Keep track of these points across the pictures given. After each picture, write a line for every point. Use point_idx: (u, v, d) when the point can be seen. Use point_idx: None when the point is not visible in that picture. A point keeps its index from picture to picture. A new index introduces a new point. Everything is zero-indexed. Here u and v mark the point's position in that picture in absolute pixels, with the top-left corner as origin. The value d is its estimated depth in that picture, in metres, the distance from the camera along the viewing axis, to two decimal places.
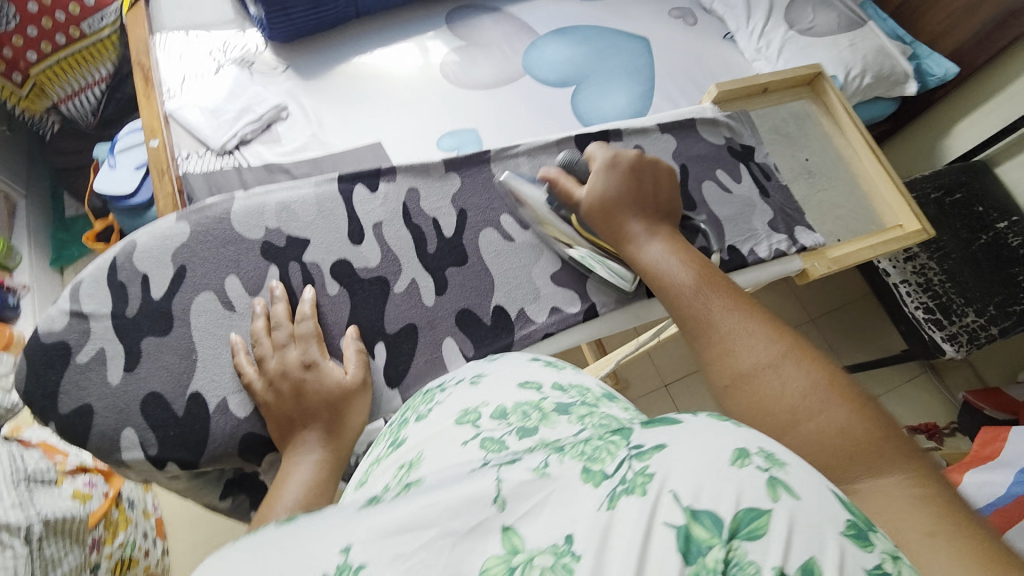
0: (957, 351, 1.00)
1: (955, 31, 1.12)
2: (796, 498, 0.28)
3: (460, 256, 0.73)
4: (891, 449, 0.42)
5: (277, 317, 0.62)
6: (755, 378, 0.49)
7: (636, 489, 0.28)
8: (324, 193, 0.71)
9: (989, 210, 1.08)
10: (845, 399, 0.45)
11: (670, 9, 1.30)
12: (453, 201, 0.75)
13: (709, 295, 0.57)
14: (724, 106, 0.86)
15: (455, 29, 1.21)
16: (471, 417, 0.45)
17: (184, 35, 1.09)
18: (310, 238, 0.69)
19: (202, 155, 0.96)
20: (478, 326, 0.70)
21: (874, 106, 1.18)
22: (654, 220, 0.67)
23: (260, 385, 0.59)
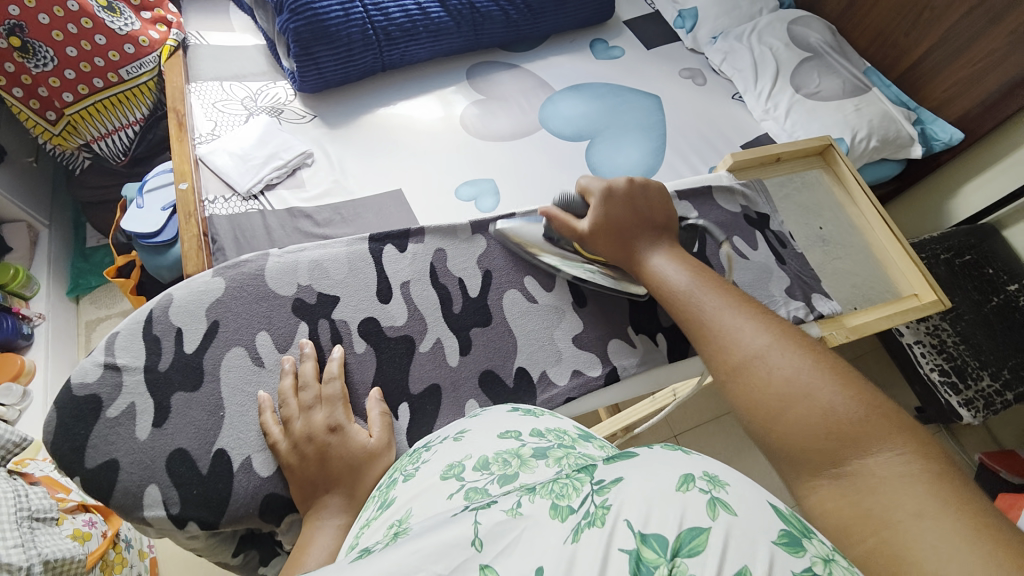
0: (975, 416, 0.98)
1: (959, 99, 1.14)
2: (733, 514, 0.34)
3: (485, 316, 0.74)
4: (878, 421, 0.47)
5: (305, 376, 0.63)
6: (748, 368, 0.55)
7: (597, 521, 0.34)
8: (356, 252, 0.73)
9: (999, 273, 1.10)
10: (832, 380, 0.51)
11: (681, 70, 1.37)
12: (479, 261, 0.77)
13: (704, 296, 0.63)
14: (739, 174, 0.90)
15: (476, 84, 1.27)
16: (455, 471, 0.48)
17: (219, 84, 1.15)
18: (341, 295, 0.70)
19: (229, 199, 0.99)
20: (501, 387, 0.71)
21: (881, 167, 1.21)
22: (650, 233, 0.70)
23: (285, 446, 0.59)
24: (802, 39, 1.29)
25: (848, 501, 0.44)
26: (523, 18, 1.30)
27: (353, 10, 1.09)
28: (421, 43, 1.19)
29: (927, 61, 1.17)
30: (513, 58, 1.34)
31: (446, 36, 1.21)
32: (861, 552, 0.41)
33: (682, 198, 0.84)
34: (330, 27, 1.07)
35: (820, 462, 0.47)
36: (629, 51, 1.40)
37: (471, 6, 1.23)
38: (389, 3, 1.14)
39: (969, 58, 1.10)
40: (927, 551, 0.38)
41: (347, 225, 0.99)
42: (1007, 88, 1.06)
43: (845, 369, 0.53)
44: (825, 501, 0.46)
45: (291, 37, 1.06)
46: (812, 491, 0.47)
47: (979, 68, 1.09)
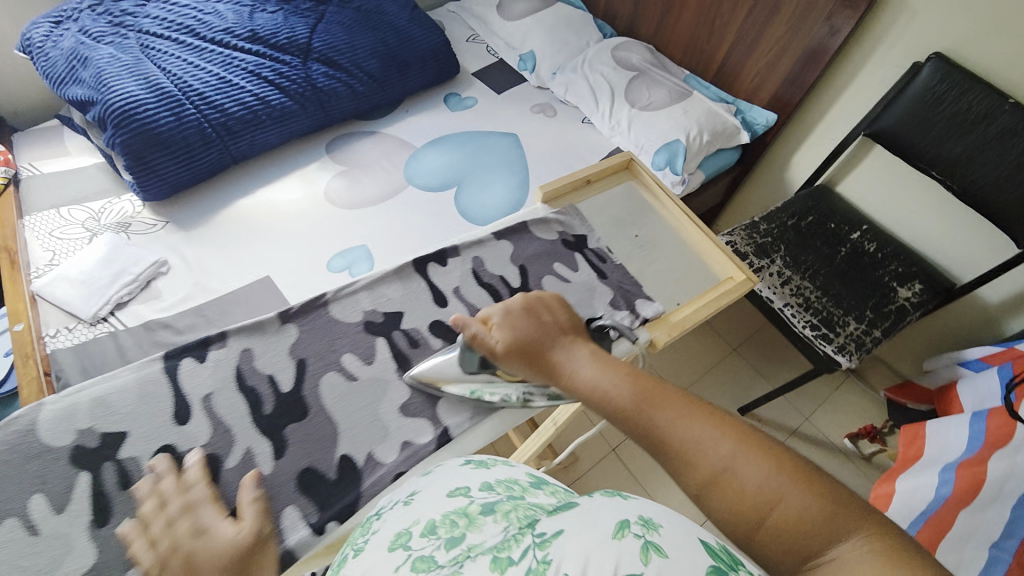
0: (851, 359, 1.04)
1: (765, 85, 1.29)
2: (663, 556, 0.39)
3: (300, 410, 0.71)
4: (844, 503, 0.42)
5: (164, 492, 0.60)
6: (719, 476, 0.46)
7: (539, 575, 0.39)
8: (146, 375, 0.70)
9: (840, 225, 1.22)
10: (789, 479, 0.44)
11: (531, 106, 1.47)
12: (291, 351, 0.76)
13: (647, 404, 0.53)
14: (553, 204, 0.98)
15: (336, 156, 1.29)
16: (403, 539, 0.49)
17: (57, 211, 1.08)
18: (130, 429, 0.66)
19: (72, 329, 0.92)
20: (322, 484, 0.66)
21: (720, 157, 1.34)
22: (574, 342, 0.65)
23: (156, 570, 0.54)
24: (626, 61, 1.42)
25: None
26: (370, 89, 1.33)
27: (185, 114, 1.07)
28: (268, 130, 1.18)
29: (732, 58, 1.33)
30: (371, 126, 1.37)
31: (293, 119, 1.22)
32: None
33: (499, 238, 0.93)
34: (162, 134, 1.04)
35: (807, 559, 0.41)
36: (481, 99, 1.48)
37: (313, 86, 1.24)
38: (222, 98, 1.12)
39: (763, 49, 1.25)
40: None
41: (213, 326, 0.95)
42: (804, 61, 1.19)
43: (799, 461, 0.46)
44: None
45: (121, 151, 1.02)
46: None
47: (772, 56, 1.24)
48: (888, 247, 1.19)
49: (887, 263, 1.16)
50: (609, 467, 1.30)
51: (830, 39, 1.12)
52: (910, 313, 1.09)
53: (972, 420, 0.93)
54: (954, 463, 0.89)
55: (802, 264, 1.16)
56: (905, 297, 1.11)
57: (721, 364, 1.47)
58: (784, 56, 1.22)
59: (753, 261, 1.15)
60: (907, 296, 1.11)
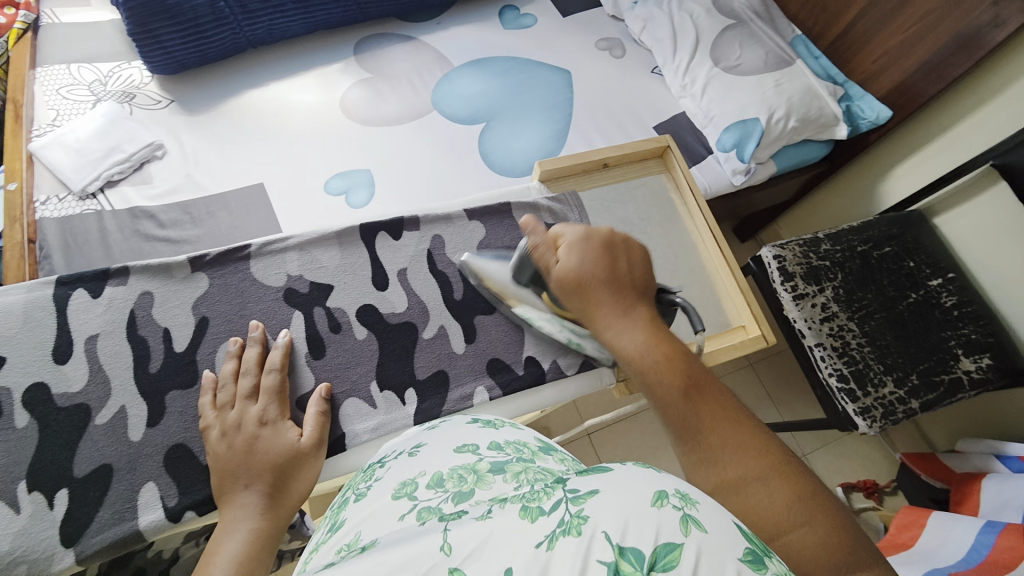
0: (871, 425, 0.92)
1: (890, 70, 1.02)
2: (703, 531, 0.35)
3: (188, 378, 0.66)
4: (859, 553, 0.40)
5: (246, 362, 0.65)
6: (738, 485, 0.43)
7: (572, 529, 0.34)
8: (34, 301, 0.66)
9: (920, 267, 1.01)
10: (812, 515, 0.41)
11: (597, 39, 1.24)
12: (194, 307, 0.70)
13: (690, 391, 0.49)
14: (552, 185, 0.85)
15: (363, 60, 1.14)
16: (409, 489, 0.45)
17: (68, 67, 1.03)
18: (8, 355, 0.63)
19: (63, 199, 0.90)
20: (192, 465, 0.62)
21: (805, 149, 1.11)
22: (635, 302, 0.57)
23: (215, 434, 0.60)
24: (726, 5, 1.15)
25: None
26: None
27: None
28: (290, 16, 1.06)
29: (858, 25, 1.04)
30: (409, 29, 1.20)
31: (319, 7, 1.08)
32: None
33: (472, 217, 0.82)
34: (168, 0, 0.94)
35: None
36: (541, 19, 1.26)
37: None
38: None
39: (902, 23, 0.98)
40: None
41: (196, 227, 0.91)
42: (952, 48, 0.91)
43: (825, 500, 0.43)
44: None
45: (124, 13, 0.93)
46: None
47: (912, 33, 0.96)
48: (968, 307, 0.98)
49: (960, 325, 0.97)
50: (579, 450, 1.24)
51: (992, 32, 0.86)
52: (961, 391, 0.94)
53: (979, 530, 0.86)
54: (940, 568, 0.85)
55: (856, 301, 0.98)
56: (965, 370, 0.94)
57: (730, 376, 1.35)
58: (927, 36, 0.95)
59: (798, 285, 0.98)
60: (969, 369, 0.94)
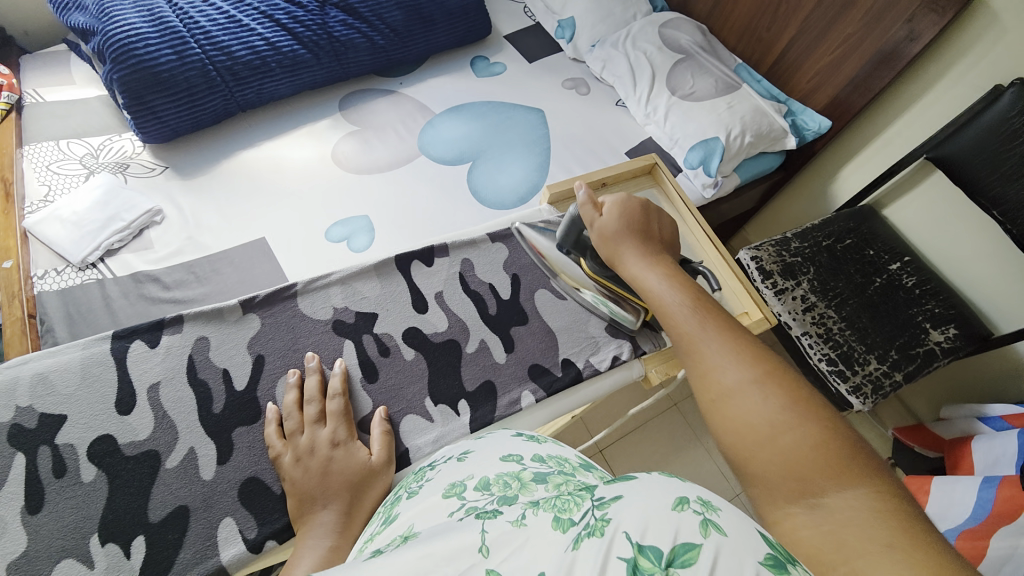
0: (865, 401, 0.99)
1: (823, 87, 1.16)
2: (724, 535, 0.35)
3: (253, 413, 0.67)
4: (853, 461, 0.43)
5: (309, 391, 0.67)
6: (736, 396, 0.50)
7: (596, 531, 0.35)
8: (92, 356, 0.67)
9: (880, 253, 1.12)
10: (812, 423, 0.45)
11: (563, 80, 1.36)
12: (250, 346, 0.71)
13: (696, 317, 0.57)
14: (559, 206, 0.92)
15: (349, 114, 1.21)
16: (457, 490, 0.48)
17: (56, 143, 1.04)
18: (69, 412, 0.63)
19: (61, 271, 0.89)
20: (267, 496, 0.63)
21: (761, 161, 1.23)
22: (659, 252, 0.67)
23: (288, 459, 0.62)
24: (674, 41, 1.28)
25: (820, 531, 0.39)
26: (391, 43, 1.24)
27: (188, 53, 1.01)
28: (278, 79, 1.13)
29: (791, 51, 1.19)
30: (389, 83, 1.29)
31: (306, 69, 1.15)
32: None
33: (494, 239, 0.87)
34: (162, 73, 0.99)
35: (794, 489, 0.43)
36: (510, 65, 1.37)
37: (329, 34, 1.16)
38: (229, 40, 1.06)
39: (829, 45, 1.12)
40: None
41: (203, 285, 0.92)
42: (875, 63, 1.05)
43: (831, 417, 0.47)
44: (794, 526, 0.41)
45: (118, 88, 0.97)
46: (779, 518, 0.42)
47: (838, 54, 1.11)
48: (928, 284, 1.09)
49: (924, 301, 1.07)
50: None
51: (908, 45, 0.99)
52: (938, 359, 1.02)
53: (980, 486, 0.93)
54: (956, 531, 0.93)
55: (830, 290, 1.07)
56: (936, 341, 1.03)
57: None
58: (851, 56, 1.09)
59: (777, 281, 1.07)
60: (939, 340, 1.04)
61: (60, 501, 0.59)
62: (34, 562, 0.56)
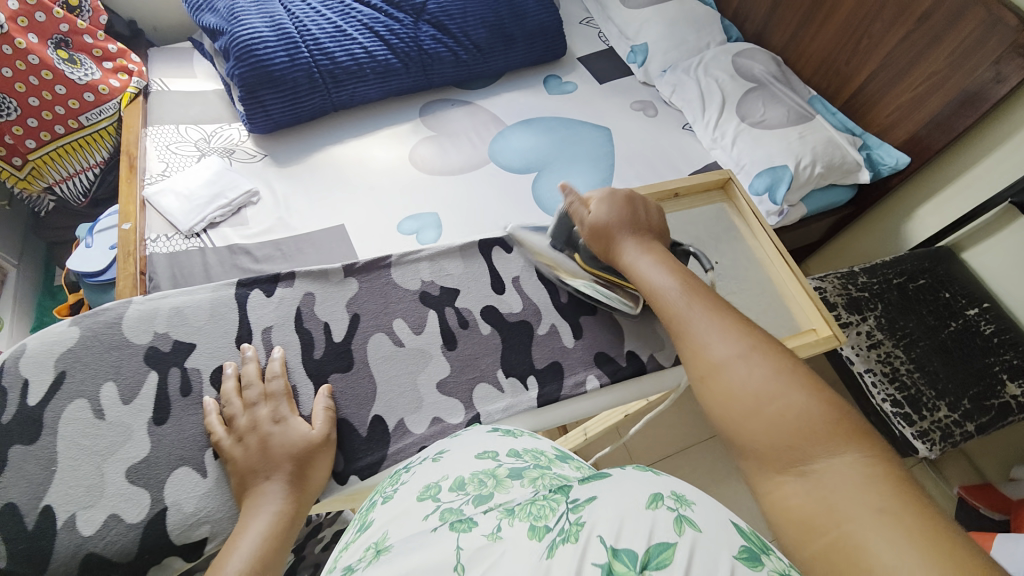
0: (931, 448, 0.94)
1: (902, 124, 1.14)
2: (697, 531, 0.36)
3: (346, 362, 0.73)
4: (839, 424, 0.47)
5: (247, 376, 0.67)
6: (724, 369, 0.54)
7: (571, 537, 0.35)
8: (220, 298, 0.75)
9: (956, 297, 1.06)
10: (796, 390, 0.50)
11: (631, 102, 1.40)
12: (348, 305, 0.78)
13: (683, 299, 0.62)
14: None
15: (427, 121, 1.30)
16: (431, 491, 0.45)
17: (176, 127, 1.19)
18: (197, 342, 0.71)
19: (171, 238, 1.01)
20: (353, 438, 0.69)
21: (832, 193, 1.21)
22: (645, 239, 0.71)
23: (229, 442, 0.62)
24: (747, 71, 1.30)
25: (813, 497, 0.44)
26: (473, 58, 1.33)
27: (299, 56, 1.14)
28: (369, 84, 1.23)
29: (870, 86, 1.18)
30: (467, 95, 1.37)
31: (396, 77, 1.26)
32: (820, 549, 0.41)
33: None
34: (275, 73, 1.12)
35: (785, 460, 0.47)
36: (582, 85, 1.43)
37: (419, 48, 1.27)
38: (334, 47, 1.18)
39: (910, 83, 1.10)
40: (883, 549, 0.38)
41: (286, 261, 1.01)
42: (958, 104, 1.03)
43: (816, 380, 0.51)
44: (788, 498, 0.45)
45: (237, 83, 1.11)
46: (777, 488, 0.47)
47: (920, 92, 1.09)
48: (1007, 335, 1.02)
49: (1001, 351, 1.01)
50: None
51: (993, 88, 0.97)
52: (1013, 415, 0.96)
53: None
54: None
55: (899, 330, 1.03)
56: (1013, 395, 0.97)
57: None
58: (935, 93, 1.07)
59: (841, 314, 1.04)
60: (1017, 394, 0.97)
61: (184, 416, 0.66)
62: (153, 467, 0.63)
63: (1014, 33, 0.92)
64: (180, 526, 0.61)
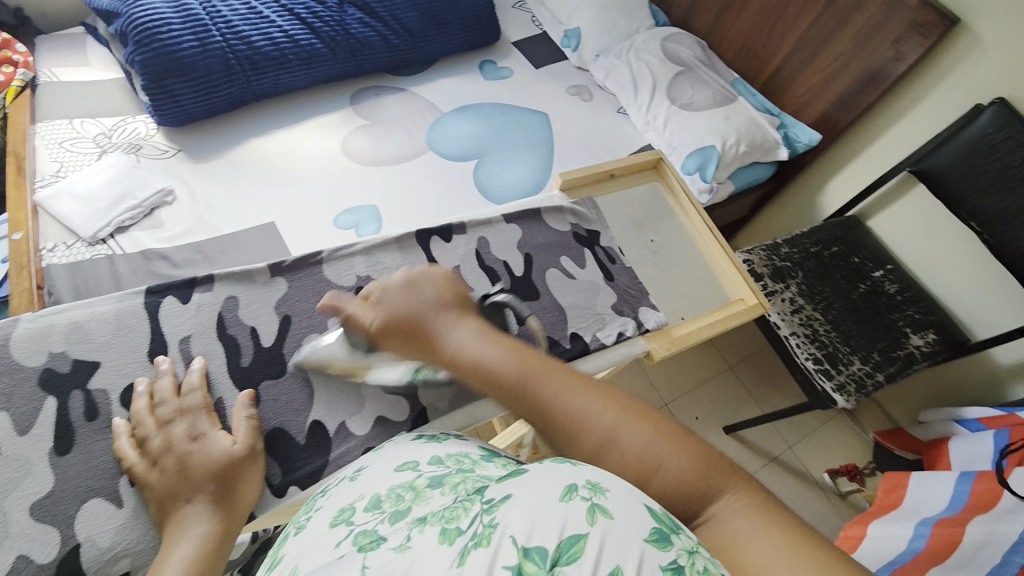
0: (848, 399, 1.03)
1: (815, 103, 1.22)
2: (610, 517, 0.34)
3: (278, 368, 0.69)
4: (714, 467, 0.44)
5: (161, 393, 0.62)
6: (604, 448, 0.45)
7: (483, 541, 0.33)
8: (125, 309, 0.68)
9: (864, 261, 1.18)
10: (672, 447, 0.45)
11: (568, 86, 1.41)
12: (277, 307, 0.73)
13: (536, 370, 0.50)
14: (571, 193, 0.96)
15: (359, 109, 1.24)
16: (346, 515, 0.42)
17: (70, 122, 1.06)
18: (101, 360, 0.64)
19: (71, 246, 0.90)
20: (290, 446, 0.65)
21: (753, 171, 1.28)
22: (452, 317, 0.56)
23: (142, 467, 0.57)
24: (675, 54, 1.35)
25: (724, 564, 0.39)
26: (404, 43, 1.28)
27: (210, 40, 1.04)
28: (293, 71, 1.16)
29: (787, 67, 1.25)
30: (399, 82, 1.32)
31: (322, 63, 1.19)
32: None
33: (509, 221, 0.90)
34: (184, 58, 1.02)
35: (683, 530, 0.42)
36: (517, 70, 1.42)
37: (347, 31, 1.20)
38: (250, 30, 1.09)
39: (821, 64, 1.18)
40: None
41: (209, 265, 0.93)
42: (863, 82, 1.12)
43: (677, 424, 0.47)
44: None
45: (139, 71, 1.00)
46: None
47: (830, 72, 1.17)
48: (908, 292, 1.15)
49: (904, 307, 1.13)
50: None
51: (894, 66, 1.06)
52: (917, 362, 1.07)
53: (956, 480, 0.98)
54: (930, 518, 0.98)
55: (817, 294, 1.12)
56: (916, 345, 1.08)
57: (717, 378, 1.44)
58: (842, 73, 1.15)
59: (767, 283, 1.12)
60: (918, 344, 1.09)
61: (92, 443, 0.60)
62: (59, 502, 0.57)
63: (914, 13, 1.00)
64: (97, 562, 0.55)
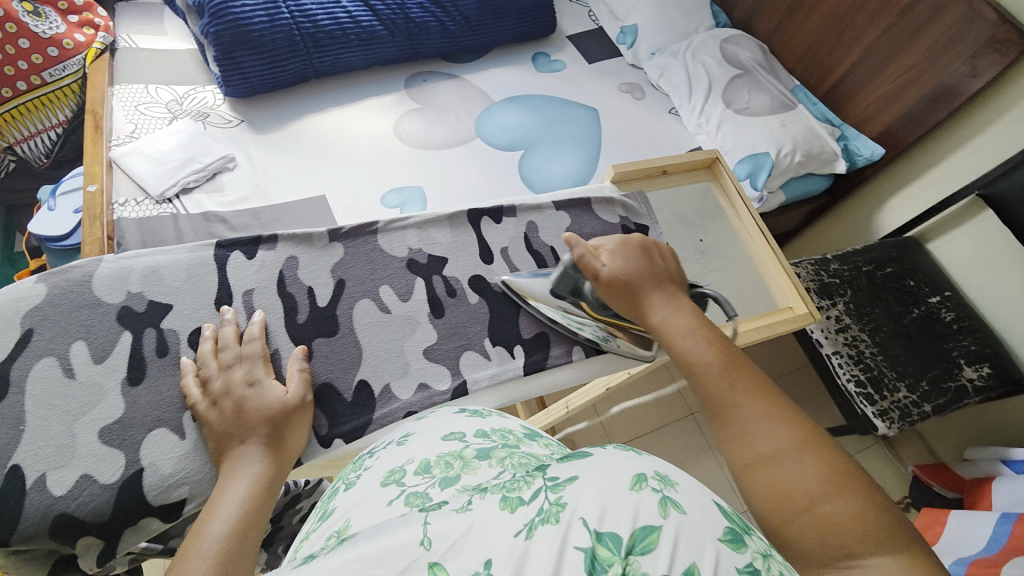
0: (889, 427, 0.99)
1: (880, 116, 1.17)
2: (682, 513, 0.34)
3: (331, 327, 0.72)
4: (889, 531, 0.40)
5: (225, 338, 0.66)
6: (769, 459, 0.47)
7: (551, 518, 0.33)
8: (197, 259, 0.72)
9: (920, 285, 1.12)
10: (843, 488, 0.43)
11: (619, 84, 1.39)
12: (333, 270, 0.76)
13: (725, 377, 0.54)
14: (623, 185, 0.95)
15: (412, 93, 1.26)
16: (396, 476, 0.43)
17: (144, 87, 1.12)
18: (175, 303, 0.69)
19: (140, 203, 0.96)
20: (339, 402, 0.68)
21: (808, 181, 1.24)
22: (670, 291, 0.65)
23: (204, 406, 0.61)
24: (734, 57, 1.31)
25: None
26: (460, 30, 1.30)
27: (279, 17, 1.09)
28: (353, 51, 1.19)
29: (851, 77, 1.21)
30: (453, 69, 1.34)
31: (380, 46, 1.22)
32: None
33: (558, 208, 0.90)
34: (252, 32, 1.06)
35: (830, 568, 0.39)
36: (570, 65, 1.41)
37: (406, 16, 1.23)
38: (317, 10, 1.13)
39: (889, 74, 1.13)
40: None
41: (264, 230, 0.98)
42: (930, 99, 1.07)
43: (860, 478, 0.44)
44: None
45: (212, 42, 1.05)
46: None
47: (898, 84, 1.12)
48: (965, 321, 1.09)
49: (960, 337, 1.07)
50: None
51: (969, 81, 1.01)
52: (968, 397, 1.02)
53: (995, 521, 0.94)
54: (967, 559, 0.94)
55: (865, 315, 1.08)
56: (969, 378, 1.03)
57: None
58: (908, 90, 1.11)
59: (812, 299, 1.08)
60: (972, 377, 1.03)
61: (161, 377, 0.64)
62: (128, 428, 0.61)
63: (993, 28, 0.95)
64: (156, 487, 0.60)
